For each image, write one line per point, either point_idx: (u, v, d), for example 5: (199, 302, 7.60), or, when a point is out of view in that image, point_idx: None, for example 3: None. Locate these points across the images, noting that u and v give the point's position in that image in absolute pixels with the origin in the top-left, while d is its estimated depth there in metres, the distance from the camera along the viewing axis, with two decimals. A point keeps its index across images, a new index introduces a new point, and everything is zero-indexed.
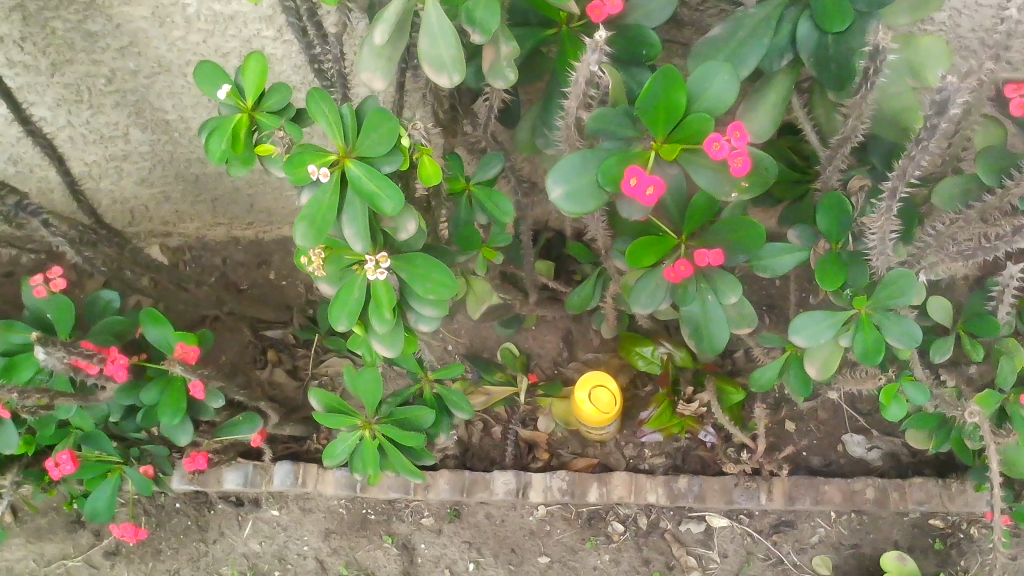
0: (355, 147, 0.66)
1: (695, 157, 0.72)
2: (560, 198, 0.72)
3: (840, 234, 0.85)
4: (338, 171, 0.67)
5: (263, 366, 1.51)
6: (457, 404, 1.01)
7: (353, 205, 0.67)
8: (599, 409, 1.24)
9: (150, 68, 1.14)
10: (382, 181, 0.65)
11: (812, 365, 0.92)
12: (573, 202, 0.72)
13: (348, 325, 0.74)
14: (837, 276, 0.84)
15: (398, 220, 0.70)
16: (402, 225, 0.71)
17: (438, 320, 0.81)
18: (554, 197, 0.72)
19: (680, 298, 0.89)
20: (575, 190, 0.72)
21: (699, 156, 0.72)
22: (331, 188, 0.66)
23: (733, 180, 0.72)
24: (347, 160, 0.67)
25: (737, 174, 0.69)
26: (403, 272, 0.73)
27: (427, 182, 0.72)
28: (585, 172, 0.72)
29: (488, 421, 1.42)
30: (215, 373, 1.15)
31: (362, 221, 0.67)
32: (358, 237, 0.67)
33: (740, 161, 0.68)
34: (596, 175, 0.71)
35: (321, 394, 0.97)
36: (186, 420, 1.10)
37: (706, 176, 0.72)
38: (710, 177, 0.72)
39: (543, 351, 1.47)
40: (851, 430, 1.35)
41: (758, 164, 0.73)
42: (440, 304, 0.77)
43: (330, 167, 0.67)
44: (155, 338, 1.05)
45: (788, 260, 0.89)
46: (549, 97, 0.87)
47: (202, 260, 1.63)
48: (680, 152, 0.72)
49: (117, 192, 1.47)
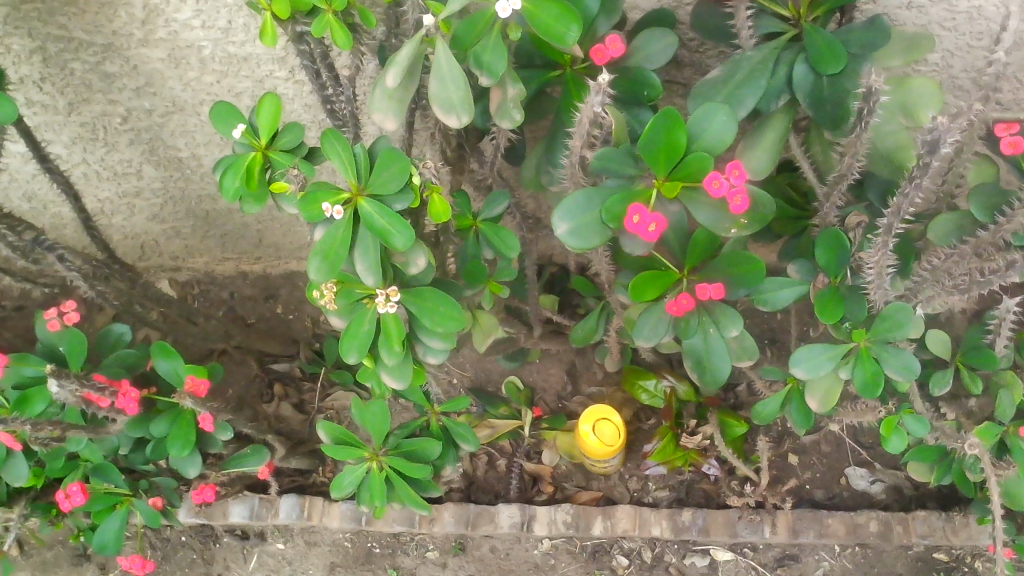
0: (367, 185, 0.69)
1: (696, 195, 0.74)
2: (565, 233, 0.75)
3: (838, 269, 0.87)
4: (351, 208, 0.69)
5: (270, 400, 1.52)
6: (463, 435, 1.02)
7: (365, 241, 0.69)
8: (603, 442, 1.25)
9: (164, 107, 1.17)
10: (393, 218, 0.67)
11: (813, 398, 0.93)
12: (578, 238, 0.74)
13: (358, 357, 0.76)
14: (836, 310, 0.86)
15: (408, 255, 0.72)
16: (412, 261, 0.73)
17: (446, 352, 0.82)
18: (559, 233, 0.74)
19: (683, 331, 0.90)
20: (580, 226, 0.74)
21: (700, 193, 0.74)
22: (344, 225, 0.69)
23: (732, 217, 0.74)
24: (359, 198, 0.69)
25: (736, 212, 0.71)
26: (413, 306, 0.75)
27: (436, 218, 0.74)
28: (589, 208, 0.74)
29: (492, 454, 1.43)
30: (223, 405, 1.16)
31: (374, 256, 0.69)
32: (370, 271, 0.69)
33: (740, 199, 0.70)
34: (600, 212, 0.74)
35: (328, 426, 0.98)
36: (195, 452, 1.11)
37: (706, 214, 0.74)
38: (711, 214, 0.74)
39: (547, 384, 1.48)
40: (854, 463, 1.36)
41: (757, 201, 0.75)
42: (449, 337, 0.79)
43: (344, 205, 0.69)
44: (165, 370, 1.06)
45: (787, 294, 0.91)
46: (554, 136, 0.90)
47: (210, 294, 1.65)
48: (682, 190, 0.74)
49: (128, 228, 1.49)
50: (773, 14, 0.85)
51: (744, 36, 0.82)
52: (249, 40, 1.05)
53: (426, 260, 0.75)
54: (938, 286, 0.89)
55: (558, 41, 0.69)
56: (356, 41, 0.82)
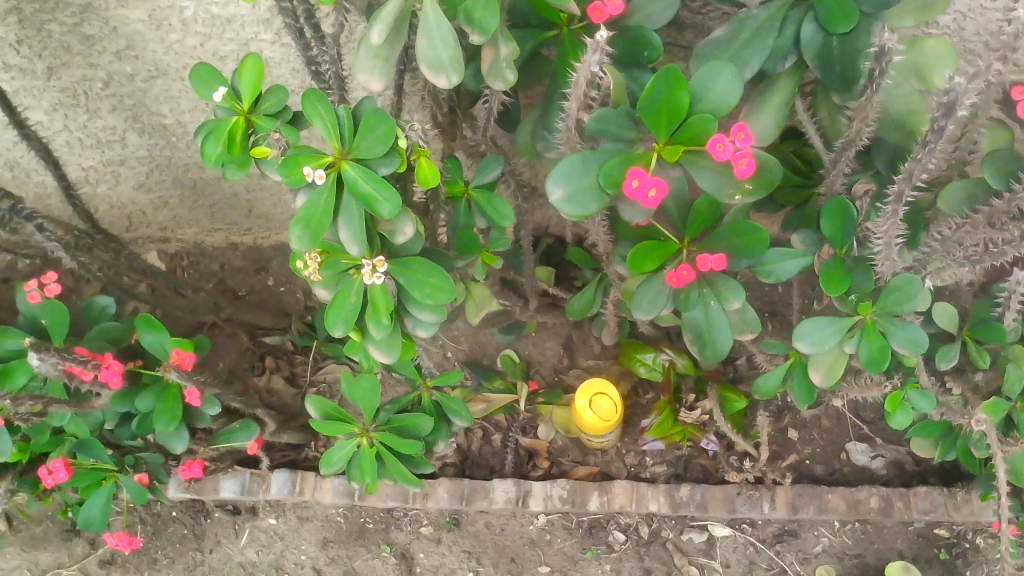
0: (351, 148, 0.65)
1: (700, 159, 0.70)
2: (560, 200, 0.71)
3: (844, 240, 0.84)
4: (334, 173, 0.65)
5: (261, 373, 1.51)
6: (457, 411, 0.99)
7: (350, 208, 0.65)
8: (599, 416, 1.22)
9: (147, 72, 1.14)
10: (379, 183, 0.64)
11: (817, 372, 0.90)
12: (574, 204, 0.71)
13: (345, 331, 0.72)
14: (841, 282, 0.83)
15: (395, 223, 0.69)
16: (400, 229, 0.69)
17: (437, 325, 0.79)
18: (554, 199, 0.71)
19: (682, 304, 0.87)
20: (576, 191, 0.71)
21: (703, 157, 0.71)
22: (327, 190, 0.65)
23: (736, 182, 0.70)
24: (343, 162, 0.65)
25: (742, 176, 0.68)
26: (401, 277, 0.72)
27: (424, 184, 0.71)
28: (587, 172, 0.70)
29: (487, 429, 1.42)
30: (211, 379, 1.13)
31: (359, 224, 0.65)
32: (355, 241, 0.66)
33: (745, 163, 0.67)
34: (597, 176, 0.70)
35: (319, 402, 0.95)
36: (182, 427, 1.08)
37: (709, 178, 0.71)
38: (716, 179, 0.70)
39: (544, 358, 1.46)
40: (855, 438, 1.33)
41: (763, 166, 0.72)
42: (440, 310, 0.76)
43: (327, 169, 0.65)
44: (150, 344, 1.03)
45: (791, 265, 0.88)
46: (549, 98, 0.86)
47: (200, 265, 1.62)
48: (684, 153, 0.71)
49: (114, 197, 1.46)
50: None
51: None
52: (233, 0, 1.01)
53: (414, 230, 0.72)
54: (947, 257, 0.86)
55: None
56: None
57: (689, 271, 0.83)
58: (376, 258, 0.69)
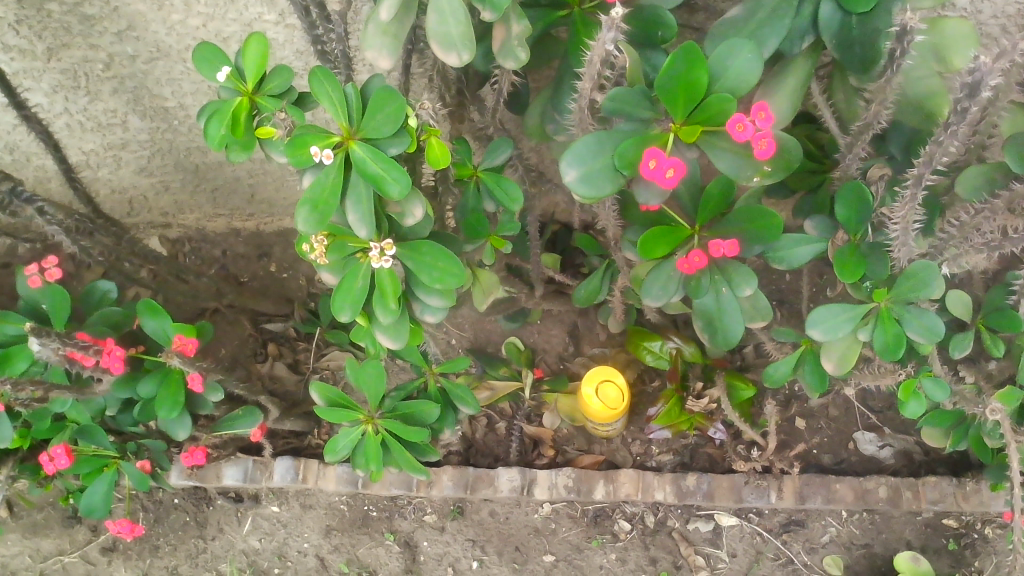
0: (360, 127, 0.63)
1: (717, 140, 0.69)
2: (574, 180, 0.70)
3: (858, 225, 0.83)
4: (342, 153, 0.64)
5: (264, 360, 1.50)
6: (464, 399, 0.97)
7: (358, 189, 0.64)
8: (607, 405, 1.21)
9: (149, 53, 1.12)
10: (388, 163, 0.62)
11: (829, 361, 0.88)
12: (589, 185, 0.69)
13: (352, 316, 0.71)
14: (856, 268, 0.82)
15: (404, 204, 0.67)
16: (410, 211, 0.68)
17: (445, 311, 0.77)
18: (569, 180, 0.69)
19: (693, 290, 0.86)
20: (591, 172, 0.69)
21: (721, 138, 0.69)
22: (335, 170, 0.63)
23: (755, 164, 0.69)
24: (351, 142, 0.64)
25: (762, 157, 0.66)
26: (409, 261, 0.70)
27: (435, 164, 0.69)
28: (602, 152, 0.69)
29: (491, 417, 1.41)
30: (214, 365, 1.12)
31: (367, 205, 0.64)
32: (362, 222, 0.65)
33: (764, 144, 0.66)
34: (612, 157, 0.69)
35: (324, 389, 0.94)
36: (185, 414, 1.07)
37: (727, 160, 0.69)
38: (733, 160, 0.69)
39: (549, 345, 1.44)
40: (863, 428, 1.32)
41: (782, 147, 0.70)
42: (448, 295, 0.74)
43: (334, 149, 0.64)
44: (153, 329, 1.02)
45: (805, 252, 0.86)
46: (560, 80, 0.84)
47: (202, 251, 1.61)
48: (701, 134, 0.69)
49: (115, 181, 1.44)
50: None
51: None
52: None
53: (423, 213, 0.71)
54: (964, 243, 0.85)
55: None
56: None
57: (701, 258, 0.82)
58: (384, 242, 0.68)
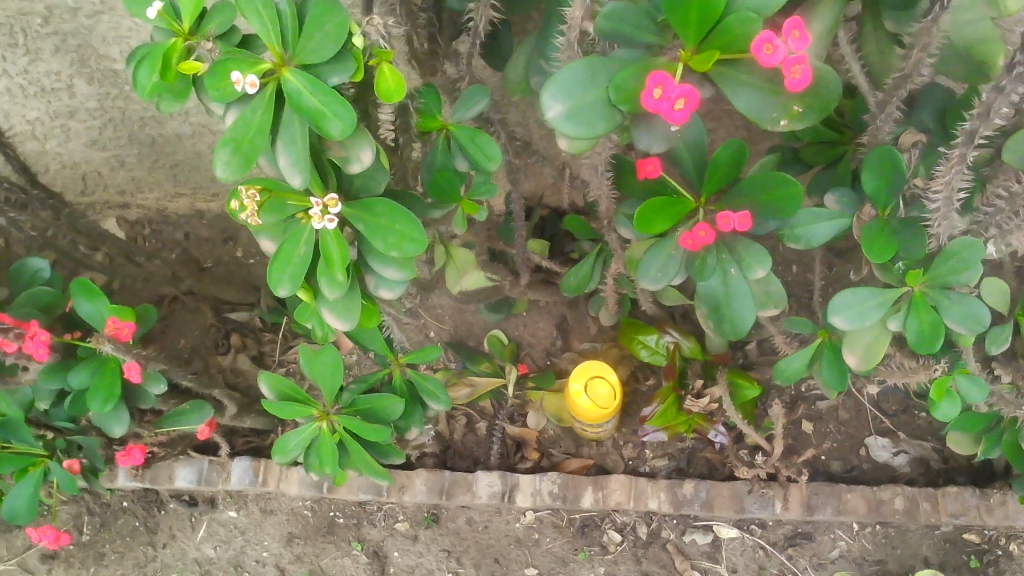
0: (295, 51, 0.53)
1: (735, 72, 0.58)
2: (558, 118, 0.58)
3: (888, 198, 0.72)
4: (273, 82, 0.54)
5: (226, 352, 1.39)
6: (435, 395, 0.85)
7: (292, 127, 0.53)
8: (597, 404, 1.10)
9: (91, 5, 1.00)
10: (328, 93, 0.52)
11: (851, 355, 0.77)
12: (577, 122, 0.58)
13: (293, 290, 0.59)
14: (887, 248, 0.71)
15: (350, 147, 0.56)
16: (356, 158, 0.57)
17: (403, 285, 0.66)
18: (553, 116, 0.57)
19: (697, 272, 0.75)
20: (580, 108, 0.58)
21: (741, 68, 0.58)
22: (263, 102, 0.53)
23: (783, 100, 0.58)
24: (284, 68, 0.53)
25: (795, 87, 0.56)
26: (359, 223, 0.59)
27: (389, 101, 0.59)
28: (593, 86, 0.58)
29: (471, 415, 1.30)
30: (159, 354, 1.00)
31: (303, 146, 0.53)
32: (297, 169, 0.54)
33: (798, 72, 0.55)
34: (606, 91, 0.58)
35: (273, 381, 0.82)
36: (122, 408, 0.95)
37: (748, 96, 0.58)
38: (757, 100, 0.58)
39: (535, 340, 1.33)
40: (876, 433, 1.21)
41: (820, 81, 0.58)
42: (408, 267, 0.63)
43: (264, 77, 0.53)
44: (87, 314, 0.89)
45: (825, 229, 0.75)
46: (548, 24, 0.73)
47: (163, 234, 1.49)
48: (715, 64, 0.58)
49: (65, 155, 1.32)
50: None
51: None
52: None
53: (372, 158, 0.60)
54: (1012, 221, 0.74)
55: None
56: None
57: (707, 232, 0.71)
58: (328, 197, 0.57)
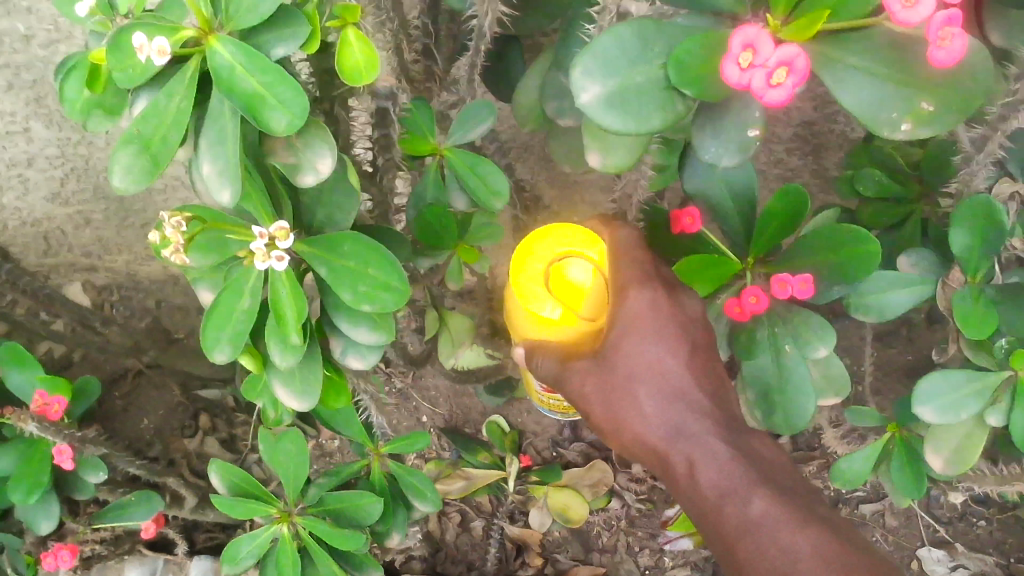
0: (229, 14, 0.38)
1: (843, 51, 0.41)
2: (594, 103, 0.42)
3: (982, 262, 0.57)
4: (199, 57, 0.39)
5: (193, 435, 1.24)
6: (421, 493, 0.72)
7: (221, 121, 0.39)
8: (580, 317, 0.70)
9: (45, 33, 0.85)
10: (271, 71, 0.37)
11: (936, 455, 0.62)
12: (620, 113, 0.42)
13: (231, 356, 0.46)
14: (986, 323, 0.56)
15: (303, 150, 0.43)
16: (277, 110, 0.38)
17: (377, 355, 0.52)
18: (588, 100, 0.42)
19: (747, 347, 0.64)
20: (626, 89, 0.42)
21: (857, 49, 0.40)
22: (187, 80, 0.38)
23: (902, 89, 0.40)
24: (212, 39, 0.38)
25: (939, 64, 0.37)
26: (323, 270, 0.46)
27: (356, 77, 0.44)
28: (646, 60, 0.42)
29: (466, 512, 1.14)
30: (101, 437, 0.85)
31: (233, 145, 0.39)
32: (225, 177, 0.39)
33: (948, 37, 0.36)
34: (665, 67, 0.42)
35: (226, 473, 0.68)
36: (52, 499, 0.80)
37: (860, 89, 0.40)
38: (872, 92, 0.40)
39: (540, 428, 1.18)
40: (930, 544, 1.05)
41: (965, 58, 0.39)
42: (385, 327, 0.49)
43: (188, 48, 0.39)
44: (18, 385, 0.77)
45: (902, 298, 0.62)
46: (543, 57, 0.64)
47: (132, 301, 1.33)
48: (817, 32, 0.41)
49: (23, 211, 1.14)
50: None
51: None
52: None
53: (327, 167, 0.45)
54: None
55: None
56: None
57: (791, 73, 0.39)
58: (276, 227, 0.43)
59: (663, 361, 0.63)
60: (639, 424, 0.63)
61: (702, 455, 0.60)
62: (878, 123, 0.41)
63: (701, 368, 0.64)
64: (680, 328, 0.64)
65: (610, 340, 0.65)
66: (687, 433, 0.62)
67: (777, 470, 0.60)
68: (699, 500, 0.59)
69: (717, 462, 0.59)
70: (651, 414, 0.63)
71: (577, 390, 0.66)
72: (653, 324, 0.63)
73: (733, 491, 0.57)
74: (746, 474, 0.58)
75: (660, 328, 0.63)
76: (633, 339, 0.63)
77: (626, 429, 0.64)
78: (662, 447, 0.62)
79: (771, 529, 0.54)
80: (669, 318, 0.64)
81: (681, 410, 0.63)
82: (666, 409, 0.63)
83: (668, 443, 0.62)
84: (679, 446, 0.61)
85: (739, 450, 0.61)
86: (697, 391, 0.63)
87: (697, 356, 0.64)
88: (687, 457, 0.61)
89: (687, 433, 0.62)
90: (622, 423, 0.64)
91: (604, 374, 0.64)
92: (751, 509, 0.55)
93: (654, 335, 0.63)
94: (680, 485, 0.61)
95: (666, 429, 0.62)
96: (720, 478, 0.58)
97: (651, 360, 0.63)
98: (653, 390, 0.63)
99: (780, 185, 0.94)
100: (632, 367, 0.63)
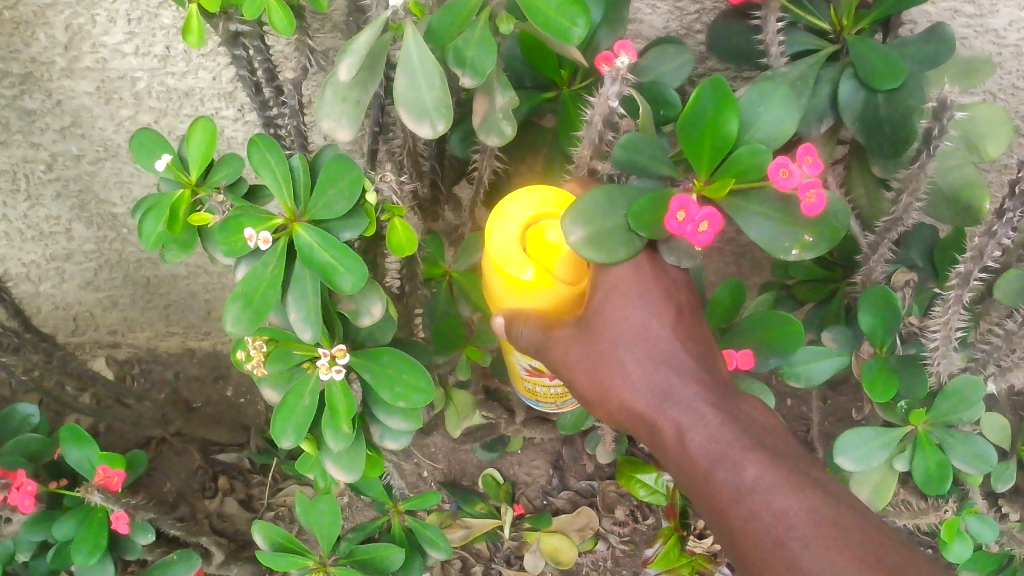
0: (306, 208, 0.57)
1: (747, 203, 0.56)
2: (579, 245, 0.57)
3: (886, 336, 0.71)
4: (286, 238, 0.57)
5: (212, 496, 1.28)
6: (434, 542, 0.85)
7: (303, 282, 0.57)
8: (558, 280, 0.63)
9: (95, 152, 0.97)
10: (340, 250, 0.55)
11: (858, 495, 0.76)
12: (597, 248, 0.57)
13: (295, 440, 0.61)
14: (889, 387, 0.70)
15: (360, 301, 0.60)
16: (345, 274, 0.54)
17: (408, 437, 0.67)
18: (574, 241, 0.57)
19: None
20: (602, 233, 0.57)
21: (752, 203, 0.56)
22: (274, 257, 0.56)
23: (790, 228, 0.55)
24: (296, 224, 0.57)
25: (809, 214, 0.53)
26: (366, 373, 0.61)
27: (399, 251, 0.60)
28: (613, 213, 0.58)
29: (466, 558, 1.26)
30: (146, 503, 0.96)
31: (311, 299, 0.57)
32: (307, 322, 0.56)
33: (814, 197, 0.53)
34: (625, 218, 0.57)
35: (268, 531, 0.79)
36: (107, 560, 0.92)
37: (760, 228, 0.56)
38: (769, 229, 0.56)
39: (530, 478, 1.30)
40: None
41: (829, 208, 0.56)
42: (413, 417, 0.64)
43: (277, 233, 0.57)
44: (76, 460, 0.87)
45: (827, 366, 0.76)
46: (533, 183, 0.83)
47: None
48: (727, 194, 0.57)
49: (57, 297, 1.25)
50: (806, 28, 0.72)
51: (773, 53, 0.68)
52: (191, 70, 0.86)
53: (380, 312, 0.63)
54: (1013, 355, 0.75)
55: (560, 38, 0.55)
56: (302, 32, 0.65)
57: (712, 225, 0.54)
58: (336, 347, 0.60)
59: (651, 325, 0.60)
60: (624, 388, 0.60)
61: (691, 421, 0.58)
62: (778, 248, 0.56)
63: (687, 329, 0.61)
64: (667, 294, 0.61)
65: (593, 299, 0.61)
66: (676, 398, 0.59)
67: (768, 433, 0.59)
68: (690, 465, 0.57)
69: (707, 426, 0.57)
70: (638, 379, 0.60)
71: (558, 356, 0.63)
72: (643, 289, 0.60)
73: (726, 457, 0.56)
74: (737, 437, 0.57)
75: (648, 293, 0.60)
76: (617, 303, 0.60)
77: (613, 395, 0.61)
78: (650, 413, 0.60)
79: (766, 496, 0.53)
80: (654, 281, 0.60)
81: (671, 376, 0.60)
82: (654, 373, 0.60)
83: (656, 409, 0.60)
84: (670, 412, 0.59)
85: (729, 414, 0.59)
86: (687, 354, 0.60)
87: (685, 317, 0.61)
88: (679, 424, 0.58)
89: (676, 398, 0.59)
90: (602, 384, 0.62)
91: (588, 341, 0.62)
92: (748, 476, 0.54)
93: (640, 299, 0.60)
94: (666, 447, 0.59)
95: (654, 394, 0.60)
96: (713, 443, 0.57)
97: (638, 325, 0.60)
98: (639, 356, 0.60)
99: (735, 261, 1.07)
100: (618, 332, 0.60)
